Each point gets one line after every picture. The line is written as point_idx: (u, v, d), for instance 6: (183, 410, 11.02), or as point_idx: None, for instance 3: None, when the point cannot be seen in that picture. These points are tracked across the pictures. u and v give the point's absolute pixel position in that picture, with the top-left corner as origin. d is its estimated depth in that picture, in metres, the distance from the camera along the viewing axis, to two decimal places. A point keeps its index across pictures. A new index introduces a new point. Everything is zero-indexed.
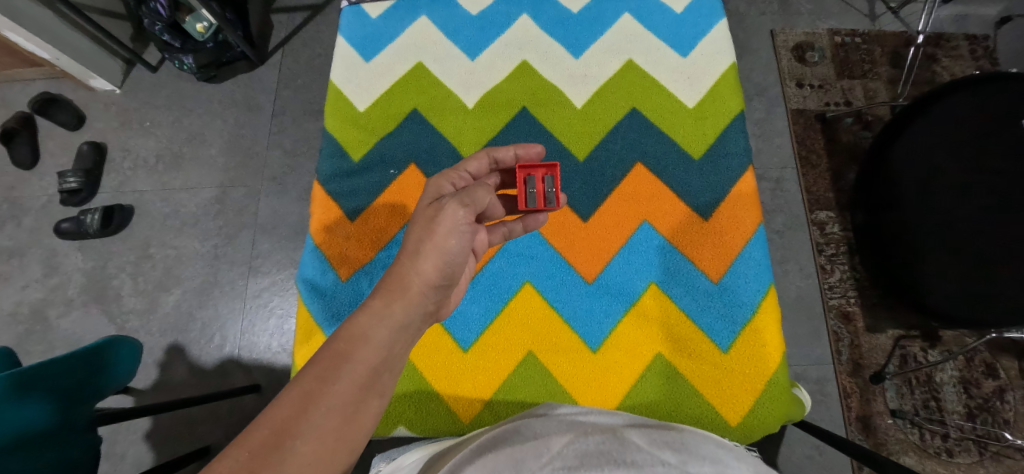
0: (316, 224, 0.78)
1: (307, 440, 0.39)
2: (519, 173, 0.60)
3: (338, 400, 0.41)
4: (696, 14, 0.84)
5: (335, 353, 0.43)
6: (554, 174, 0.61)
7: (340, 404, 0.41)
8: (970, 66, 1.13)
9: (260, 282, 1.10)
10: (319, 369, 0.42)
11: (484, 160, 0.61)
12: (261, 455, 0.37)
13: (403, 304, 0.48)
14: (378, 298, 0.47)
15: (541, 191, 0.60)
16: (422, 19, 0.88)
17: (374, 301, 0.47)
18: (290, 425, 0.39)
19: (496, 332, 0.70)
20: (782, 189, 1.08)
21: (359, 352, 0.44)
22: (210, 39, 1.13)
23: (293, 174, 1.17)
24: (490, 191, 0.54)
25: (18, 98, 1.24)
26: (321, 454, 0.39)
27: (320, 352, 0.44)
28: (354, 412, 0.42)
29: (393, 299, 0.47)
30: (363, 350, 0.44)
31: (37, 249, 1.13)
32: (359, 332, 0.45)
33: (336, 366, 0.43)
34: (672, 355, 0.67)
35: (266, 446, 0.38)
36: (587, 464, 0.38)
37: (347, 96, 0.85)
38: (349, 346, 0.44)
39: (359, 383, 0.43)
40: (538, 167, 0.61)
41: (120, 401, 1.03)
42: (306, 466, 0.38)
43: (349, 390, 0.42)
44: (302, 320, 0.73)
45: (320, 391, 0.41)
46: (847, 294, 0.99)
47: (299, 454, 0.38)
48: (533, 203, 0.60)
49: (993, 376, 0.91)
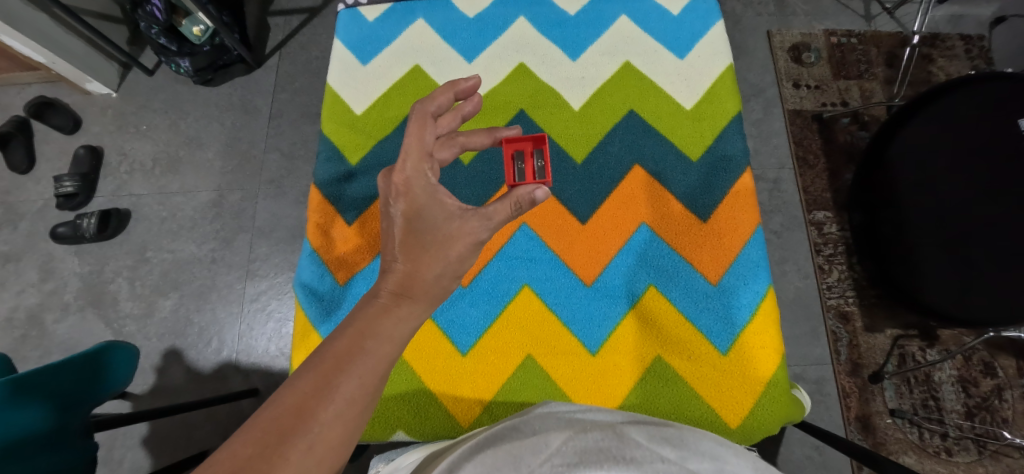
0: (313, 227, 0.78)
1: (337, 424, 0.36)
2: (506, 148, 0.60)
3: (362, 386, 0.39)
4: (692, 16, 0.84)
5: (353, 337, 0.41)
6: (543, 147, 0.60)
7: (361, 394, 0.38)
8: (965, 66, 1.13)
9: (258, 285, 1.10)
10: (333, 359, 0.39)
11: (431, 128, 0.53)
12: (286, 436, 0.35)
13: (412, 300, 0.46)
14: (388, 295, 0.46)
15: (530, 166, 0.59)
16: (419, 22, 0.88)
17: (382, 300, 0.46)
18: (314, 408, 0.36)
19: (496, 335, 0.70)
20: (779, 189, 1.08)
21: (371, 347, 0.41)
22: (206, 43, 1.13)
23: (291, 177, 1.17)
24: (540, 187, 0.51)
25: (14, 102, 1.24)
26: (344, 436, 0.37)
27: (331, 344, 0.41)
28: (371, 404, 0.39)
29: (402, 296, 0.46)
30: (373, 344, 0.41)
31: (34, 253, 1.12)
32: (369, 327, 0.42)
33: (349, 359, 0.39)
34: (671, 358, 0.67)
35: (289, 425, 0.35)
36: (586, 461, 0.37)
37: (345, 100, 0.85)
38: (356, 343, 0.41)
39: (380, 375, 0.40)
40: (526, 141, 0.60)
41: (117, 406, 1.03)
42: (328, 451, 0.35)
43: (370, 383, 0.39)
44: (300, 324, 0.73)
45: (338, 375, 0.38)
46: (845, 294, 1.00)
47: (325, 439, 0.36)
48: (522, 178, 0.59)
49: (991, 375, 0.92)
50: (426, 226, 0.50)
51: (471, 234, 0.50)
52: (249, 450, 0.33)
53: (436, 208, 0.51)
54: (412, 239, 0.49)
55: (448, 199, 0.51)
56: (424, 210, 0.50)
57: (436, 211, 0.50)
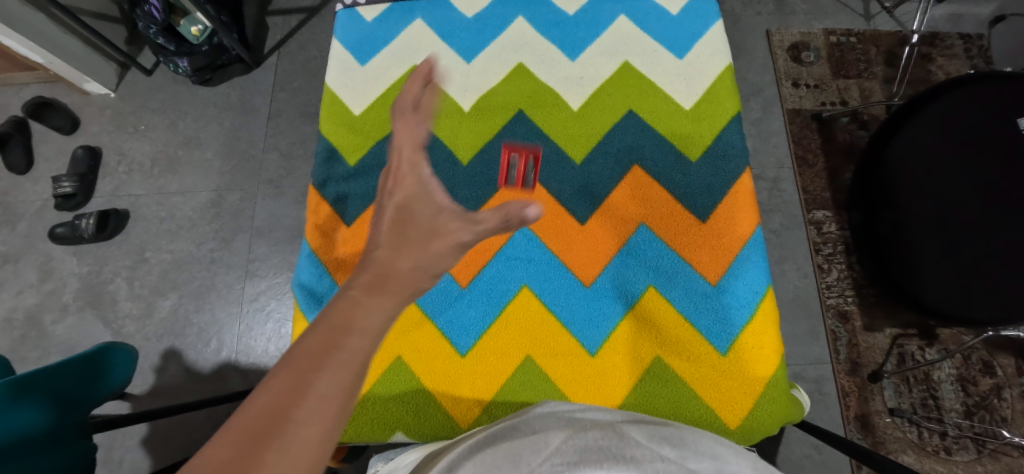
0: (311, 228, 0.78)
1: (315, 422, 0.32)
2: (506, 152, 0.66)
3: (340, 382, 0.34)
4: (690, 16, 0.84)
5: (331, 330, 0.37)
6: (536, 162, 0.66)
7: (339, 389, 0.34)
8: (964, 65, 1.13)
9: (257, 286, 1.10)
10: (307, 356, 0.35)
11: (423, 123, 0.54)
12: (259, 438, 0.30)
13: (385, 293, 0.42)
14: (363, 287, 0.42)
15: (521, 175, 0.67)
16: (417, 22, 0.88)
17: (355, 293, 0.42)
18: (288, 407, 0.31)
19: (495, 336, 0.69)
20: (779, 188, 1.08)
21: (350, 340, 0.37)
22: (204, 43, 1.13)
23: (289, 177, 1.17)
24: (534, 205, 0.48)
25: (11, 103, 1.23)
26: (324, 437, 0.32)
27: None
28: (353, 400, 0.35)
29: (375, 288, 0.42)
30: (352, 337, 0.37)
31: (32, 254, 1.12)
32: None
33: (325, 353, 0.35)
34: (670, 359, 0.67)
35: (262, 427, 0.31)
36: (586, 460, 0.37)
37: (343, 100, 0.85)
38: None
39: (361, 368, 0.36)
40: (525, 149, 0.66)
41: (116, 407, 1.03)
42: (307, 453, 0.31)
43: (348, 377, 0.35)
44: (299, 325, 0.73)
45: (313, 371, 0.34)
46: (844, 293, 1.00)
47: (301, 440, 0.31)
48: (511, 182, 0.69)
49: (989, 374, 0.92)
50: (410, 220, 0.48)
51: (455, 233, 0.48)
52: (222, 454, 0.29)
53: (424, 203, 0.50)
54: (396, 234, 0.47)
55: (438, 193, 0.51)
56: (412, 205, 0.50)
57: (423, 208, 0.50)
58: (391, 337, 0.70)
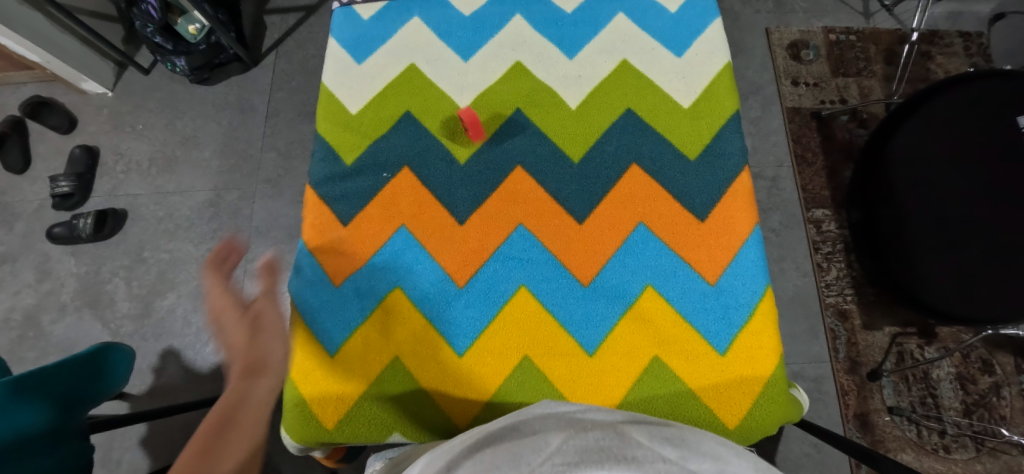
0: (308, 227, 0.78)
1: None
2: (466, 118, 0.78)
3: None
4: (689, 14, 0.83)
5: (225, 407, 0.55)
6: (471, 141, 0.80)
7: None
8: (964, 63, 1.13)
9: (256, 285, 1.09)
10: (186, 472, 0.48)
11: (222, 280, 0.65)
12: None
13: (226, 440, 0.52)
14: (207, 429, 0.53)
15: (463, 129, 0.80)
16: (415, 20, 0.87)
17: (236, 377, 0.59)
18: None
19: (492, 336, 0.69)
20: (778, 187, 1.08)
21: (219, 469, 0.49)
22: (202, 41, 1.12)
23: (287, 176, 1.16)
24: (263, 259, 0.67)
25: (9, 102, 1.23)
26: None
27: None
28: None
29: (222, 429, 0.53)
30: (215, 463, 0.49)
31: (30, 254, 1.12)
32: None
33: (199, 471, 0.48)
34: (668, 359, 0.66)
35: None
36: (586, 460, 0.37)
37: (340, 99, 0.84)
38: None
39: None
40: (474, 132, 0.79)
41: (115, 407, 1.02)
42: None
43: None
44: (296, 326, 0.73)
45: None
46: (843, 292, 1.00)
47: None
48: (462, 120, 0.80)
49: (989, 372, 0.92)
50: (263, 357, 0.62)
51: (260, 350, 0.62)
52: None
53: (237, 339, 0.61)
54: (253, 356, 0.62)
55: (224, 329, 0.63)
56: (247, 346, 0.62)
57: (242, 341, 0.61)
58: (388, 337, 0.70)
